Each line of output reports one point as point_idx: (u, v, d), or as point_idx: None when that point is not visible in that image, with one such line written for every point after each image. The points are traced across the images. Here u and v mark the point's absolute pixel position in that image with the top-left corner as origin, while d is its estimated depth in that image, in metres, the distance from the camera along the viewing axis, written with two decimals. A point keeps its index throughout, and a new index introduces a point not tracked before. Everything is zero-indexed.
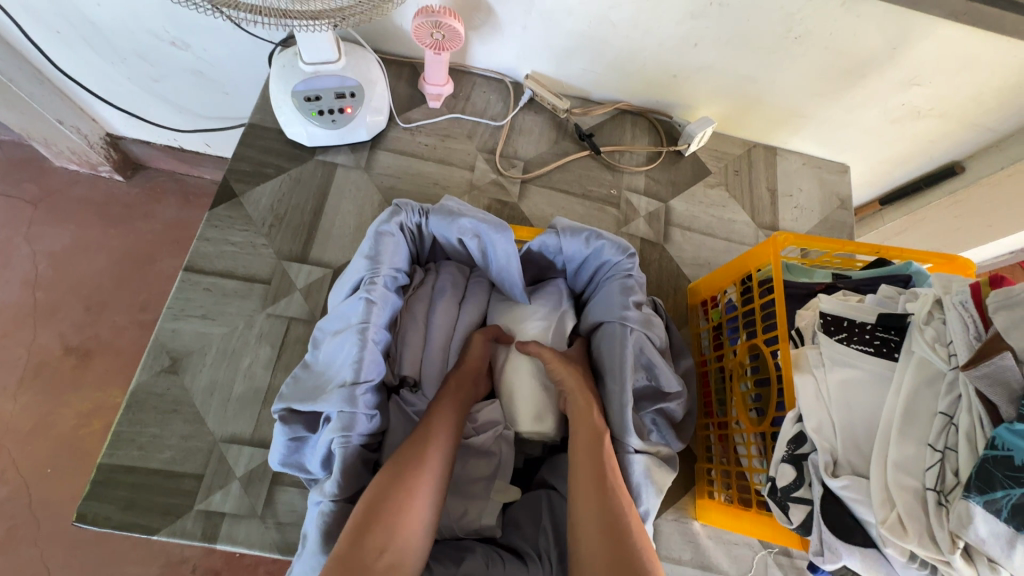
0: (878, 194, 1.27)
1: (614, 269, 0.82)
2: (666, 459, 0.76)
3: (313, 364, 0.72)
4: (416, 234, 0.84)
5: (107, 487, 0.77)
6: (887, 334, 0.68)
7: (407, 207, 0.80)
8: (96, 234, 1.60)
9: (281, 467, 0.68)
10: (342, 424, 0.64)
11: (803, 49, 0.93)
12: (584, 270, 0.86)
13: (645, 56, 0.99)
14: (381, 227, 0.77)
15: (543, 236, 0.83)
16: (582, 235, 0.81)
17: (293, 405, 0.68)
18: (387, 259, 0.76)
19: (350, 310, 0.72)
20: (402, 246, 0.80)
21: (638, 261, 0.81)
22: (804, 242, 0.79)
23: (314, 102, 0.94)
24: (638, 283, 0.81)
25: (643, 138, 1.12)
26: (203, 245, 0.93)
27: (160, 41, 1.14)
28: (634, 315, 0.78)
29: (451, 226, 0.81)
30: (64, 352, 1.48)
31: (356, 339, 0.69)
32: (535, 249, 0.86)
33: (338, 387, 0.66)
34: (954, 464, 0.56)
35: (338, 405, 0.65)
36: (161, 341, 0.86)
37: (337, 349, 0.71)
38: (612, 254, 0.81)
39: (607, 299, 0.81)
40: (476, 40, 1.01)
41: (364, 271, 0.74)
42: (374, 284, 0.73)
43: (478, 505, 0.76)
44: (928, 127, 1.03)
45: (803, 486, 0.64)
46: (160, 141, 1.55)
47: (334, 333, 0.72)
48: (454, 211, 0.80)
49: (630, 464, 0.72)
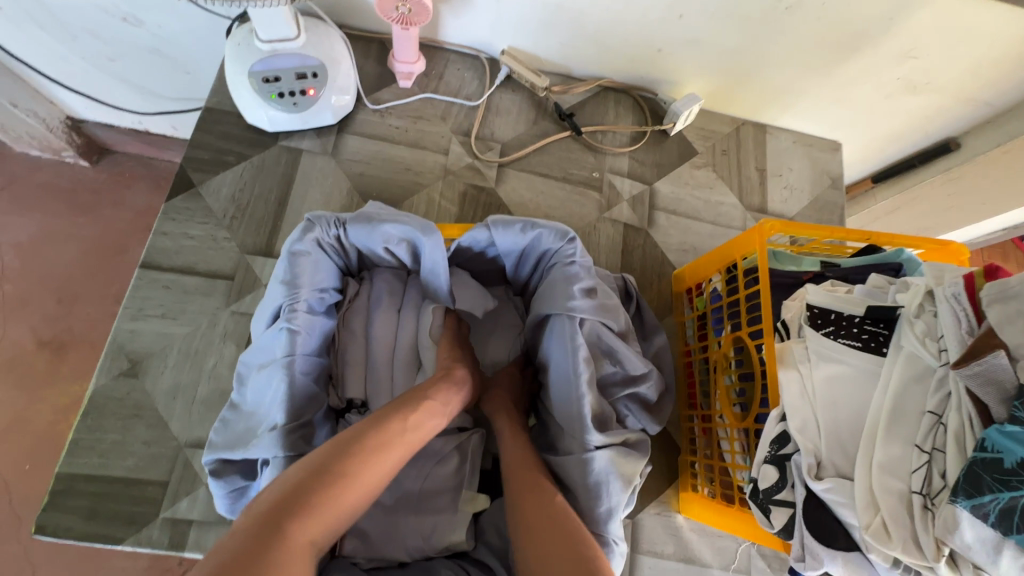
0: (871, 171, 1.23)
1: (556, 257, 0.79)
2: (635, 444, 0.74)
3: (241, 404, 0.72)
4: (338, 247, 0.79)
5: (67, 498, 0.74)
6: (876, 328, 0.65)
7: (321, 221, 0.75)
8: (63, 223, 1.54)
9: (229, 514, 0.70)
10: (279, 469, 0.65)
11: (795, 21, 0.87)
12: (525, 261, 0.83)
13: (628, 30, 0.93)
14: (294, 247, 0.74)
15: (473, 231, 0.78)
16: (516, 227, 0.77)
17: (222, 456, 0.67)
18: (306, 281, 0.73)
19: (273, 342, 0.71)
20: (323, 263, 0.76)
21: (580, 246, 0.77)
22: (791, 229, 0.75)
23: (273, 84, 0.88)
24: (583, 268, 0.77)
25: (627, 117, 1.07)
26: (161, 239, 0.88)
27: (110, 18, 1.06)
28: (582, 305, 0.74)
29: (374, 234, 0.77)
30: (36, 347, 1.44)
31: (282, 373, 0.69)
32: (464, 246, 0.82)
33: (269, 431, 0.66)
34: (942, 466, 0.54)
35: (273, 448, 0.65)
36: (119, 343, 0.82)
37: (265, 386, 0.70)
38: (551, 241, 0.78)
39: (550, 290, 0.77)
40: (448, 14, 0.95)
41: (282, 298, 0.72)
42: (294, 311, 0.71)
43: (446, 521, 0.74)
44: (923, 102, 0.99)
45: (785, 488, 0.61)
46: (123, 124, 1.47)
47: (260, 367, 0.71)
48: (373, 217, 0.76)
49: (592, 461, 0.69)
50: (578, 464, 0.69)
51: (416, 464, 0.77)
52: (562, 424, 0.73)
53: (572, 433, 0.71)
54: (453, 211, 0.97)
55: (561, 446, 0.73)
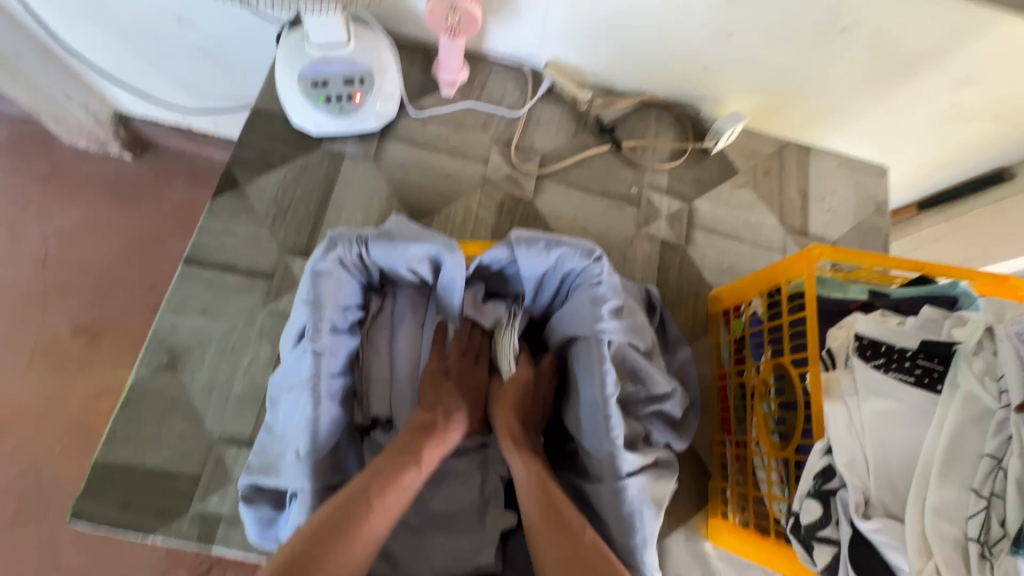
0: (917, 198, 1.19)
1: (582, 277, 0.75)
2: (665, 463, 0.73)
3: (274, 426, 0.72)
4: (361, 264, 0.77)
5: (102, 486, 0.75)
6: (929, 363, 0.62)
7: (344, 239, 0.73)
8: (105, 213, 1.59)
9: (259, 541, 0.69)
10: (307, 498, 0.65)
11: (849, 43, 0.85)
12: (547, 284, 0.79)
13: (675, 47, 0.93)
14: (316, 267, 0.72)
15: (495, 249, 0.75)
16: (539, 245, 0.73)
17: (257, 480, 0.68)
18: (330, 300, 0.72)
19: (298, 363, 0.70)
20: (345, 282, 0.75)
21: (606, 264, 0.73)
22: (841, 255, 0.73)
23: (321, 88, 0.90)
24: (610, 289, 0.72)
25: (668, 133, 1.05)
26: (204, 236, 0.89)
27: (166, 19, 1.09)
28: (610, 326, 0.71)
29: (398, 252, 0.75)
30: (72, 333, 1.48)
31: (309, 396, 0.68)
32: (487, 264, 0.79)
33: (295, 458, 0.66)
34: (1001, 513, 0.52)
35: (300, 479, 0.65)
36: (160, 336, 0.83)
37: (292, 408, 0.70)
38: (576, 261, 0.74)
39: (578, 311, 0.74)
40: (495, 24, 0.95)
41: (306, 319, 0.71)
42: (319, 332, 0.70)
43: (476, 540, 0.73)
44: (977, 129, 0.96)
45: (830, 525, 0.59)
46: (168, 120, 1.51)
47: (288, 389, 0.71)
48: (397, 238, 0.74)
49: (625, 490, 0.67)
50: (611, 492, 0.68)
51: (445, 483, 0.77)
52: (592, 450, 0.71)
53: (602, 458, 0.69)
54: (489, 220, 0.97)
55: (590, 470, 0.72)
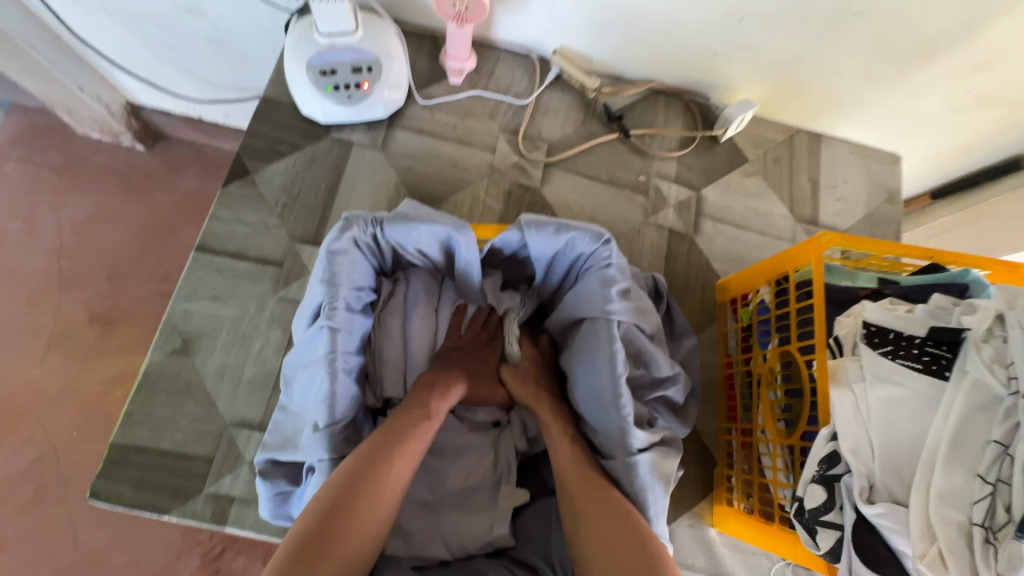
0: (930, 187, 1.18)
1: (591, 260, 0.75)
2: (669, 442, 0.72)
3: (288, 406, 0.73)
4: (374, 246, 0.78)
5: (118, 467, 0.77)
6: (937, 350, 0.61)
7: (359, 219, 0.74)
8: (118, 204, 1.61)
9: (271, 518, 0.71)
10: (324, 473, 0.68)
11: (862, 28, 0.84)
12: (556, 267, 0.80)
13: (684, 34, 0.92)
14: (332, 246, 0.73)
15: (506, 233, 0.76)
16: (549, 228, 0.74)
17: (274, 457, 0.71)
18: (345, 279, 0.73)
19: (314, 342, 0.71)
20: (359, 262, 0.76)
21: (616, 248, 0.73)
22: (850, 242, 0.72)
23: (329, 77, 0.90)
24: (620, 270, 0.73)
25: (676, 121, 1.05)
26: (215, 224, 0.90)
27: (176, 9, 1.10)
28: (619, 308, 0.72)
29: (411, 233, 0.76)
30: (88, 321, 1.51)
31: (326, 371, 0.69)
32: (497, 248, 0.80)
33: (313, 432, 0.68)
34: (1006, 498, 0.52)
35: (320, 452, 0.67)
36: (173, 322, 0.85)
37: (309, 385, 0.71)
38: (586, 244, 0.74)
39: (586, 294, 0.75)
40: (502, 12, 0.95)
41: (322, 298, 0.72)
42: (334, 310, 0.71)
43: (485, 518, 0.75)
44: (993, 117, 0.94)
45: (833, 510, 0.59)
46: (179, 111, 1.53)
47: (303, 367, 0.72)
48: (412, 219, 0.75)
49: (637, 465, 0.67)
50: (623, 467, 0.69)
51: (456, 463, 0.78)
52: (602, 428, 0.72)
53: (613, 436, 0.70)
54: (497, 209, 0.97)
55: (601, 447, 0.73)
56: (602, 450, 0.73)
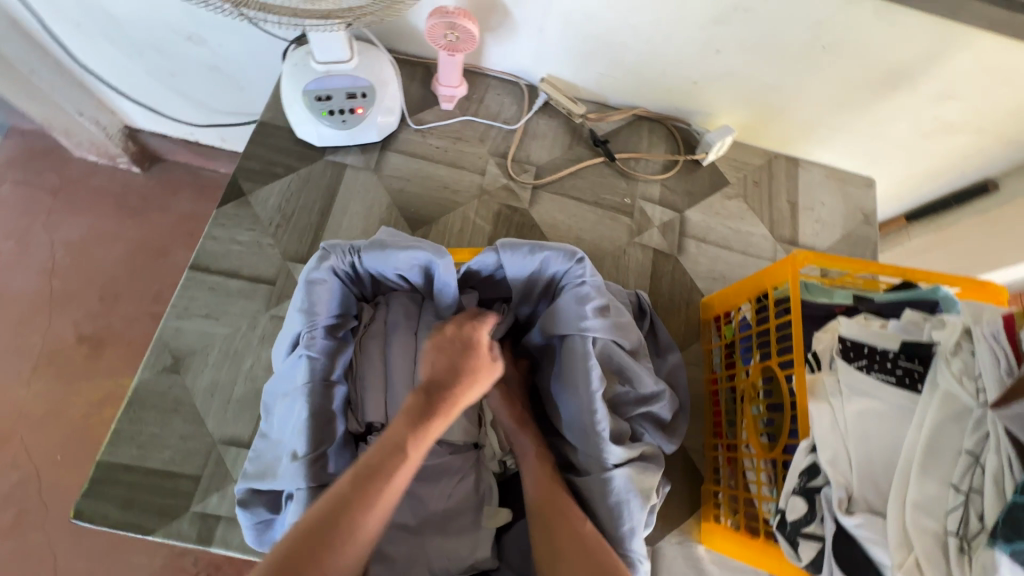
0: (905, 210, 1.22)
1: (566, 279, 0.77)
2: (651, 457, 0.73)
3: (268, 433, 0.73)
4: (353, 273, 0.80)
5: (104, 485, 0.77)
6: (910, 363, 0.64)
7: (336, 249, 0.76)
8: (112, 225, 1.62)
9: (258, 545, 0.71)
10: (302, 501, 0.66)
11: (831, 60, 0.89)
12: (533, 287, 0.81)
13: (665, 63, 0.96)
14: (310, 275, 0.75)
15: (482, 255, 0.78)
16: (523, 249, 0.76)
17: (253, 485, 0.69)
18: (323, 308, 0.74)
19: (293, 370, 0.72)
20: (337, 290, 0.77)
21: (589, 266, 0.76)
22: (824, 260, 0.75)
23: (325, 102, 0.93)
24: (594, 288, 0.75)
25: (660, 145, 1.09)
26: (210, 243, 0.92)
27: (177, 37, 1.14)
28: (595, 324, 0.73)
29: (389, 259, 0.77)
30: (77, 342, 1.51)
31: (304, 400, 0.69)
32: (474, 270, 0.82)
33: (291, 461, 0.67)
34: (978, 507, 0.54)
35: (297, 480, 0.66)
36: (164, 339, 0.85)
37: (288, 413, 0.71)
38: (560, 263, 0.76)
39: (563, 312, 0.76)
40: (492, 42, 0.99)
41: (300, 326, 0.73)
42: (313, 338, 0.72)
43: (470, 539, 0.74)
44: (959, 142, 0.99)
45: (814, 521, 0.60)
46: (176, 134, 1.56)
47: (282, 396, 0.72)
48: (388, 244, 0.77)
49: (611, 480, 0.69)
50: (600, 485, 0.70)
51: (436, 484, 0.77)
52: (580, 446, 0.73)
53: (590, 454, 0.71)
54: (486, 229, 1.00)
55: (578, 464, 0.74)
56: (580, 468, 0.74)
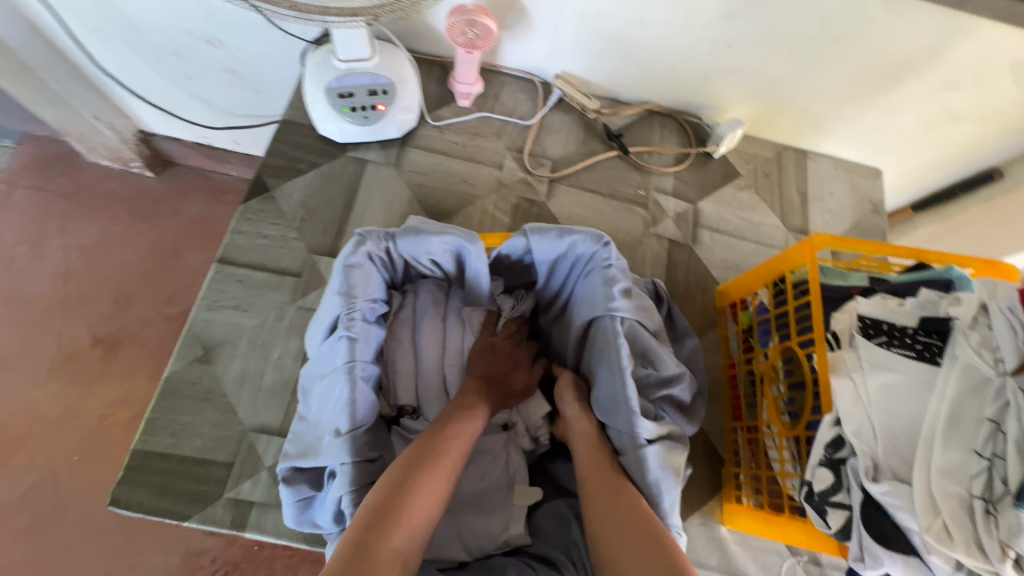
0: (911, 200, 1.25)
1: (592, 262, 0.79)
2: (677, 438, 0.75)
3: (307, 416, 0.74)
4: (387, 259, 0.82)
5: (139, 473, 0.78)
6: (929, 339, 0.66)
7: (372, 234, 0.79)
8: (126, 228, 1.64)
9: (296, 524, 0.71)
10: (347, 476, 0.67)
11: (839, 52, 0.92)
12: (558, 270, 0.84)
13: (677, 58, 0.99)
14: (347, 260, 0.77)
15: (512, 240, 0.80)
16: (552, 233, 0.78)
17: (296, 464, 0.71)
18: (361, 291, 0.76)
19: (332, 352, 0.74)
20: (373, 275, 0.79)
21: (615, 249, 0.78)
22: (841, 243, 0.77)
23: (347, 99, 0.96)
24: (620, 270, 0.77)
25: (672, 139, 1.11)
26: (236, 238, 0.94)
27: (197, 40, 1.16)
28: (622, 305, 0.76)
29: (422, 245, 0.80)
30: (92, 343, 1.52)
31: (345, 379, 0.71)
32: (502, 254, 0.84)
33: (335, 437, 0.69)
34: (1002, 472, 0.55)
35: (341, 455, 0.67)
36: (194, 331, 0.87)
37: (327, 394, 0.73)
38: (587, 247, 0.78)
39: (590, 294, 0.78)
40: (508, 40, 1.02)
41: (339, 309, 0.75)
42: (352, 320, 0.74)
43: (503, 515, 0.77)
44: (964, 131, 1.02)
45: (841, 491, 0.62)
46: (190, 138, 1.58)
47: (321, 377, 0.74)
48: (422, 230, 0.79)
49: (647, 456, 0.70)
50: (635, 459, 0.71)
51: (472, 464, 0.80)
52: (611, 423, 0.75)
53: (622, 431, 0.72)
54: (505, 221, 1.02)
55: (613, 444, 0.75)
56: (615, 447, 0.75)
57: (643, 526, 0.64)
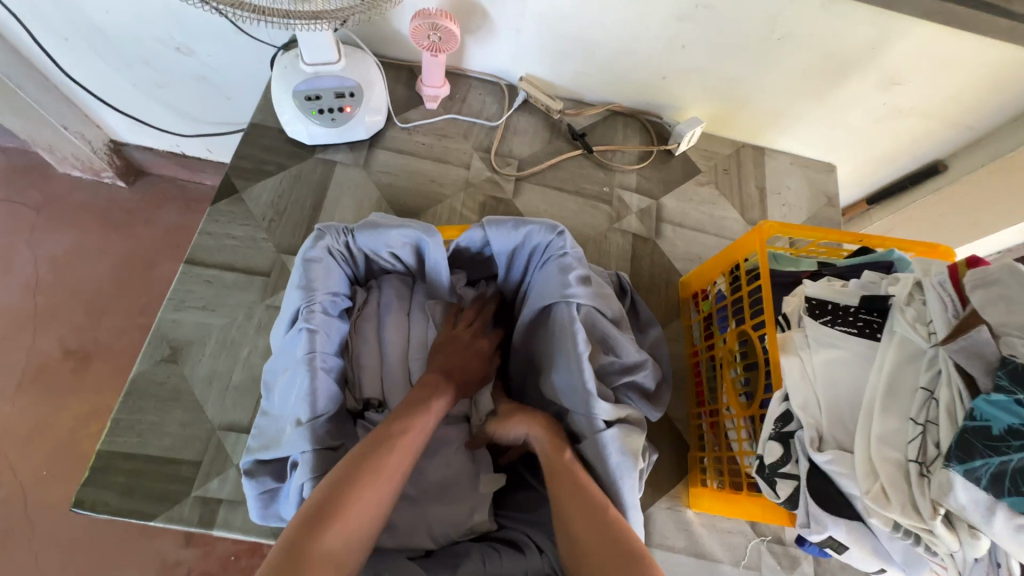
0: (865, 194, 1.30)
1: (548, 251, 0.82)
2: (637, 423, 0.76)
3: (270, 410, 0.76)
4: (348, 254, 0.84)
5: (105, 474, 0.78)
6: (870, 316, 0.70)
7: (331, 229, 0.81)
8: (97, 239, 1.63)
9: (261, 520, 0.72)
10: (307, 465, 0.68)
11: (787, 51, 0.96)
12: (517, 260, 0.86)
13: (635, 59, 1.03)
14: (307, 255, 0.79)
15: (469, 232, 0.83)
16: (507, 225, 0.81)
17: (258, 456, 0.72)
18: (321, 284, 0.78)
19: (293, 344, 0.75)
20: (334, 269, 0.81)
21: (569, 237, 0.81)
22: (790, 230, 0.81)
23: (314, 101, 0.98)
24: (575, 258, 0.80)
25: (634, 138, 1.15)
26: (205, 239, 0.95)
27: (165, 48, 1.17)
28: (578, 292, 0.78)
29: (381, 239, 0.82)
30: (62, 356, 1.50)
31: (306, 370, 0.72)
32: (462, 247, 0.87)
33: (296, 426, 0.70)
34: (935, 436, 0.58)
35: (301, 444, 0.68)
36: (162, 331, 0.87)
37: (289, 386, 0.74)
38: (542, 236, 0.81)
39: (547, 282, 0.81)
40: (472, 43, 1.05)
41: (299, 302, 0.76)
42: (312, 312, 0.76)
43: (470, 503, 0.79)
44: (908, 125, 1.07)
45: (790, 462, 0.65)
46: (162, 147, 1.58)
47: (283, 371, 0.75)
48: (381, 224, 0.81)
49: (603, 440, 0.72)
50: (594, 445, 0.73)
51: (438, 454, 0.81)
52: (572, 407, 0.77)
53: (582, 415, 0.74)
54: (473, 219, 1.04)
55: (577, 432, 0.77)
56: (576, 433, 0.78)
57: (596, 509, 0.66)
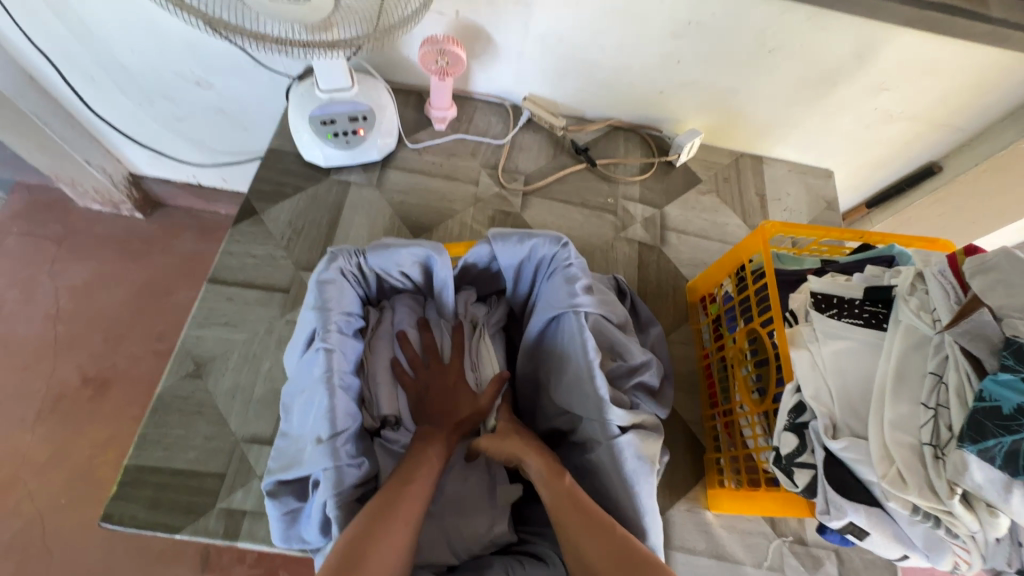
0: (864, 197, 1.33)
1: (553, 263, 0.85)
2: (653, 428, 0.77)
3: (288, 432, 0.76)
4: (359, 274, 0.87)
5: (133, 488, 0.80)
6: (875, 307, 0.71)
7: (343, 252, 0.84)
8: (115, 269, 1.68)
9: (283, 542, 0.72)
10: (329, 482, 0.68)
11: (778, 62, 1.01)
12: (524, 272, 0.89)
13: (632, 76, 1.08)
14: (321, 276, 0.81)
15: (477, 248, 0.86)
16: (513, 238, 0.84)
17: (280, 478, 0.72)
18: (335, 305, 0.80)
19: (311, 365, 0.77)
20: (346, 289, 0.84)
21: (573, 249, 0.83)
22: (792, 230, 0.84)
23: (329, 125, 1.02)
24: (581, 268, 0.83)
25: (635, 151, 1.19)
26: (226, 258, 0.98)
27: (185, 82, 1.23)
28: (584, 300, 0.80)
29: (392, 258, 0.85)
30: (81, 383, 1.52)
31: (325, 388, 0.74)
32: (470, 264, 0.91)
33: (317, 444, 0.71)
34: (947, 419, 0.59)
35: (323, 462, 0.69)
36: (186, 348, 0.90)
37: (308, 406, 0.75)
38: (547, 249, 0.84)
39: (553, 292, 0.83)
40: (478, 67, 1.11)
41: (315, 323, 0.78)
42: (329, 332, 0.78)
43: (488, 515, 0.79)
44: (900, 129, 1.11)
45: (806, 452, 0.65)
46: (179, 178, 1.64)
47: (300, 393, 0.76)
48: (391, 244, 0.85)
49: (620, 447, 0.73)
50: (609, 453, 0.75)
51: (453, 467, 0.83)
52: (585, 411, 0.78)
53: (597, 420, 0.76)
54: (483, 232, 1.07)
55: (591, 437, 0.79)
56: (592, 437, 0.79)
57: (609, 532, 0.66)
